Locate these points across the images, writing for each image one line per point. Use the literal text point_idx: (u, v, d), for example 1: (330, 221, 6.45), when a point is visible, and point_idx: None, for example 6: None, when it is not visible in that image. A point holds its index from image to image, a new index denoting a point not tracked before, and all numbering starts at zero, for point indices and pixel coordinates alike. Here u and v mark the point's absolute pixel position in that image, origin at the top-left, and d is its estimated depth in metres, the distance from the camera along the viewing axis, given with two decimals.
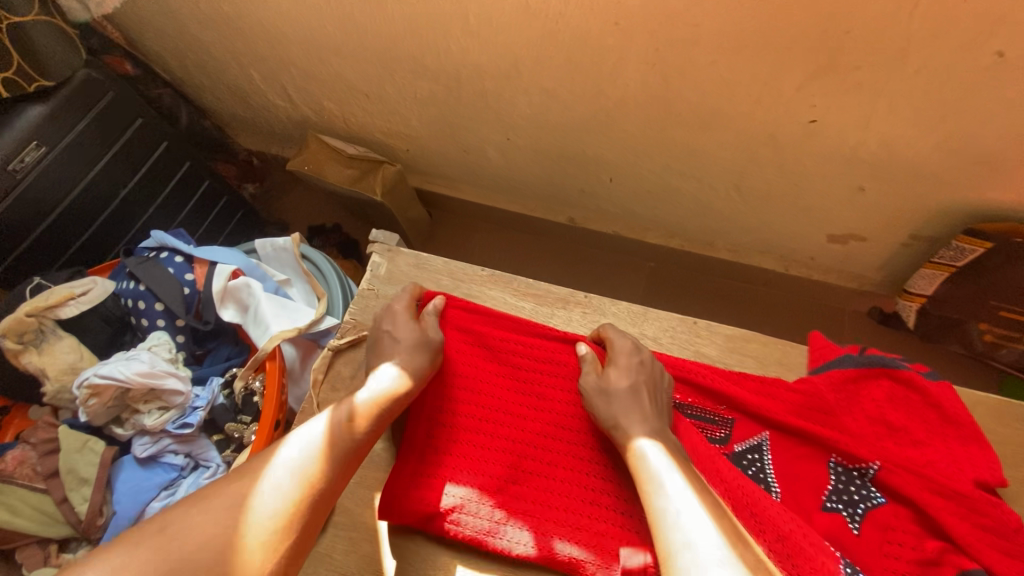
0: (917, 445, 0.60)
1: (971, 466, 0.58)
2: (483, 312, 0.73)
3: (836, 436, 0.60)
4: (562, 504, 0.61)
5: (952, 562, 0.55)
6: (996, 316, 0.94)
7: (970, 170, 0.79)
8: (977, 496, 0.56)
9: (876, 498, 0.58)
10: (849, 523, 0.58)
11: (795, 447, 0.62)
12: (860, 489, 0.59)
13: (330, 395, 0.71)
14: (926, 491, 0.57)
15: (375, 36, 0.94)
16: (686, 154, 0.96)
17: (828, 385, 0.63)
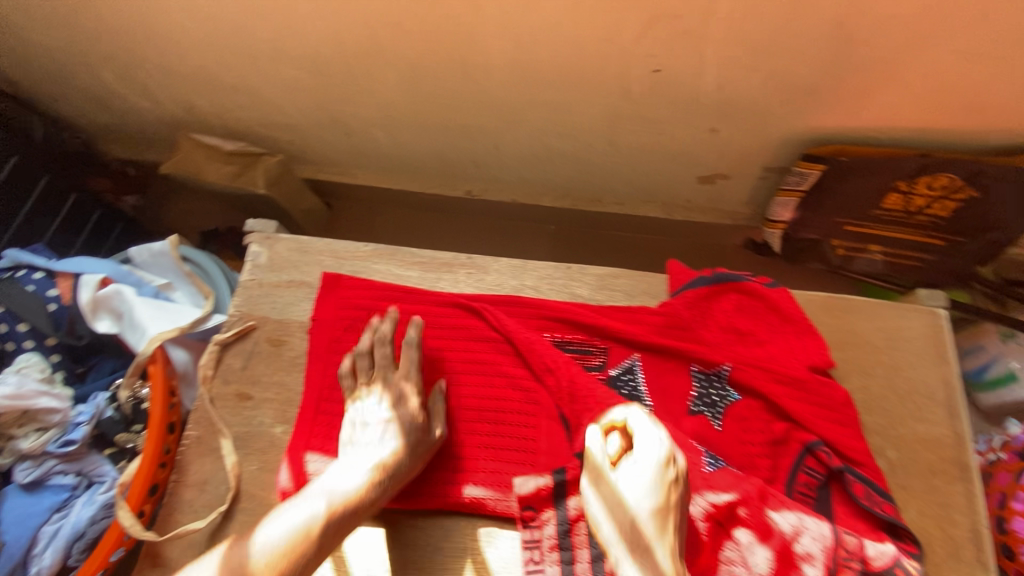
0: (760, 344, 0.69)
1: (805, 353, 0.67)
2: (370, 285, 0.74)
3: (693, 347, 0.68)
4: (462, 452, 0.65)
5: (796, 437, 0.64)
6: (843, 231, 1.07)
7: (795, 100, 0.88)
8: (807, 378, 0.66)
9: (731, 396, 0.66)
10: (712, 421, 0.65)
11: (662, 363, 0.69)
12: (719, 390, 0.66)
13: (223, 389, 0.71)
14: (770, 382, 0.65)
15: (227, 22, 0.91)
16: (557, 112, 1.00)
17: (683, 305, 0.71)
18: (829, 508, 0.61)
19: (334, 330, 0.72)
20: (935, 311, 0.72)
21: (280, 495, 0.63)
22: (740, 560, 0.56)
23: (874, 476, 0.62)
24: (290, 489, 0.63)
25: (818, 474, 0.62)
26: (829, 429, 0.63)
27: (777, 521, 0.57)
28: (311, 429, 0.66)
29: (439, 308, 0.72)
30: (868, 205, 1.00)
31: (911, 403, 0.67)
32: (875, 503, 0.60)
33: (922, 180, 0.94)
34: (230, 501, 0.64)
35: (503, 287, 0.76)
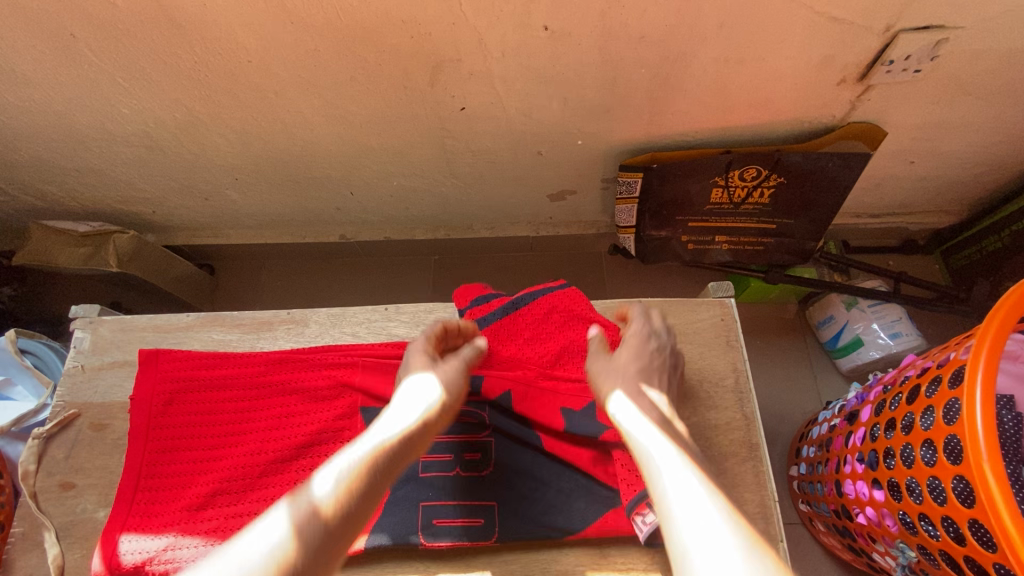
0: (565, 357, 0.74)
1: None
2: (190, 355, 0.75)
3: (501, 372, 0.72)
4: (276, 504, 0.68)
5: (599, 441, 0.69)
6: (686, 227, 1.13)
7: (598, 119, 0.93)
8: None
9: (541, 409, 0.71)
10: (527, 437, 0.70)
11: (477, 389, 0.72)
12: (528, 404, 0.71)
13: (46, 481, 0.71)
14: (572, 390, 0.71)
15: (42, 113, 0.93)
16: (391, 155, 1.04)
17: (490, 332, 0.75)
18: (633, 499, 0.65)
19: (151, 405, 0.72)
20: (723, 302, 0.77)
21: None
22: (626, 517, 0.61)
23: None
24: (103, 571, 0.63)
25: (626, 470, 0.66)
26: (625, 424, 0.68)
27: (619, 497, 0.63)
28: (129, 507, 0.67)
29: (258, 366, 0.75)
30: (696, 201, 1.07)
31: (702, 391, 0.72)
32: None
33: (734, 174, 1.00)
34: None
35: (323, 337, 0.78)
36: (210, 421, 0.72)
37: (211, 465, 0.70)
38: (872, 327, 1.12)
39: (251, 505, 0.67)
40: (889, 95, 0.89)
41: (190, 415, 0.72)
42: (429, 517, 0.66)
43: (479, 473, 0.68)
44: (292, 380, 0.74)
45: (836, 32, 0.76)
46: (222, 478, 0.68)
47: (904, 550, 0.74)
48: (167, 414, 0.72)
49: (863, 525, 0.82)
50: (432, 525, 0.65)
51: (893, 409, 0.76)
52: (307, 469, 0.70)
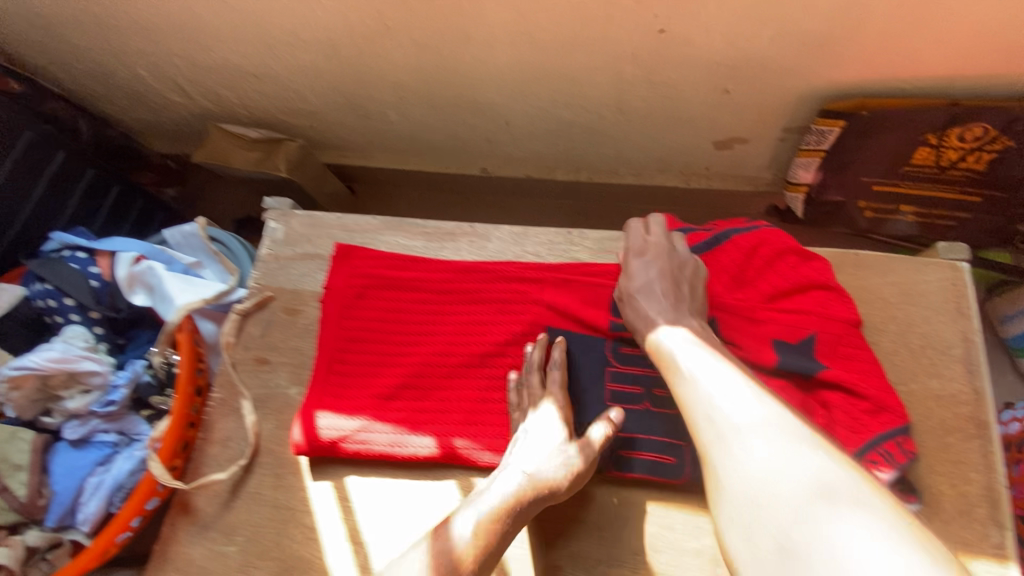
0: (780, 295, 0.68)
1: (829, 307, 0.66)
2: (380, 256, 0.77)
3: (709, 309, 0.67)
4: (459, 404, 0.68)
5: (815, 382, 0.62)
6: (870, 191, 1.02)
7: (810, 54, 0.84)
8: (826, 329, 0.65)
9: (754, 352, 0.64)
10: None
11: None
12: (734, 343, 0.65)
13: (244, 354, 0.75)
14: (789, 333, 0.65)
15: (243, 11, 0.96)
16: (564, 82, 1.00)
17: None
18: (863, 452, 0.59)
19: (344, 298, 0.75)
20: (953, 265, 0.69)
21: (295, 449, 0.67)
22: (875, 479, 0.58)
23: (897, 419, 0.60)
24: (303, 442, 0.67)
25: (857, 424, 0.60)
26: (849, 369, 0.63)
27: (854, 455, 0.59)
28: (324, 388, 0.70)
29: (443, 272, 0.75)
30: (895, 161, 0.96)
31: (924, 358, 0.65)
32: (902, 449, 0.60)
33: (953, 132, 0.89)
34: (250, 456, 0.69)
35: (504, 253, 0.77)
36: (398, 320, 0.73)
37: (398, 361, 0.71)
38: None
39: (436, 404, 0.68)
40: None
41: (379, 312, 0.74)
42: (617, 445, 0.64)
43: (674, 411, 0.66)
44: (477, 290, 0.73)
45: None
46: (409, 374, 0.70)
47: None
48: (359, 309, 0.74)
49: None
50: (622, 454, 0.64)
51: None
52: (491, 379, 0.69)
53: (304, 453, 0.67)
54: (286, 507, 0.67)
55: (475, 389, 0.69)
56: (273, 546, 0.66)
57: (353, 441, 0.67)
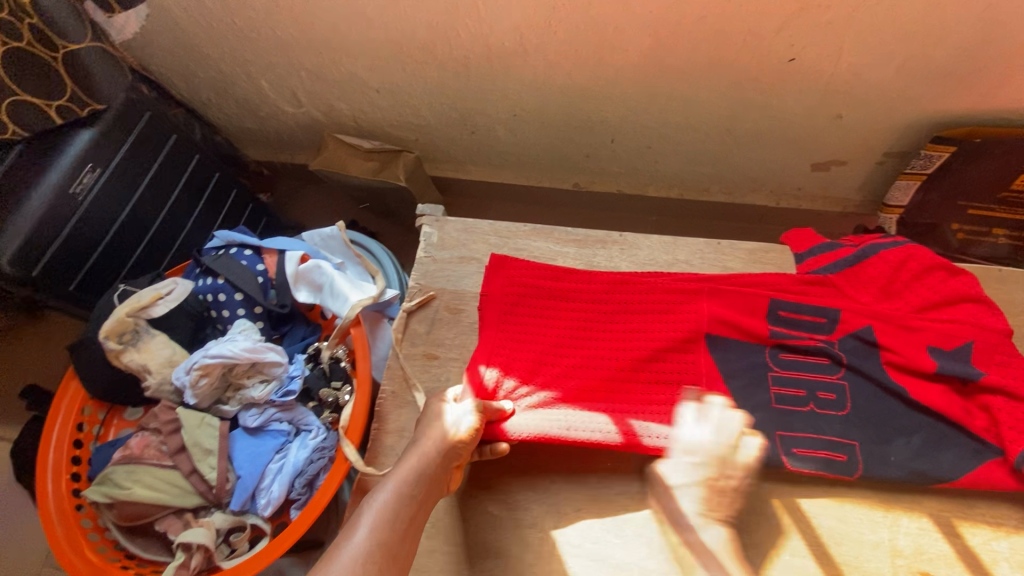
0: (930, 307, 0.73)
1: (978, 317, 0.71)
2: (533, 263, 0.82)
3: (864, 319, 0.72)
4: (625, 403, 0.70)
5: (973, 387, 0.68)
6: (965, 215, 1.08)
7: (931, 85, 0.91)
8: (980, 338, 0.70)
9: (914, 359, 0.69)
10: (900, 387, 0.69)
11: (825, 329, 0.73)
12: (892, 350, 0.70)
13: (412, 349, 0.79)
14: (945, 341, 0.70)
15: (386, 31, 1.02)
16: (680, 105, 1.06)
17: (839, 280, 0.76)
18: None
19: (503, 303, 0.78)
20: None
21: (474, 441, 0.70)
22: None
23: None
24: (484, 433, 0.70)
25: (1022, 424, 0.65)
26: (1006, 374, 0.68)
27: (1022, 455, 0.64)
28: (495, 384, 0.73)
29: (596, 282, 0.80)
30: (995, 186, 1.02)
31: None
32: None
33: None
34: None
35: (656, 262, 0.82)
36: (557, 322, 0.77)
37: (562, 360, 0.75)
38: None
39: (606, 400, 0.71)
40: None
41: (538, 315, 0.78)
42: (790, 447, 0.67)
43: (838, 412, 0.69)
44: (634, 297, 0.77)
45: None
46: (574, 372, 0.73)
47: None
48: (519, 310, 0.78)
49: None
50: (796, 454, 0.67)
51: None
52: (655, 380, 0.72)
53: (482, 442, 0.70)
54: (466, 495, 0.70)
55: (643, 387, 0.71)
56: (458, 532, 0.68)
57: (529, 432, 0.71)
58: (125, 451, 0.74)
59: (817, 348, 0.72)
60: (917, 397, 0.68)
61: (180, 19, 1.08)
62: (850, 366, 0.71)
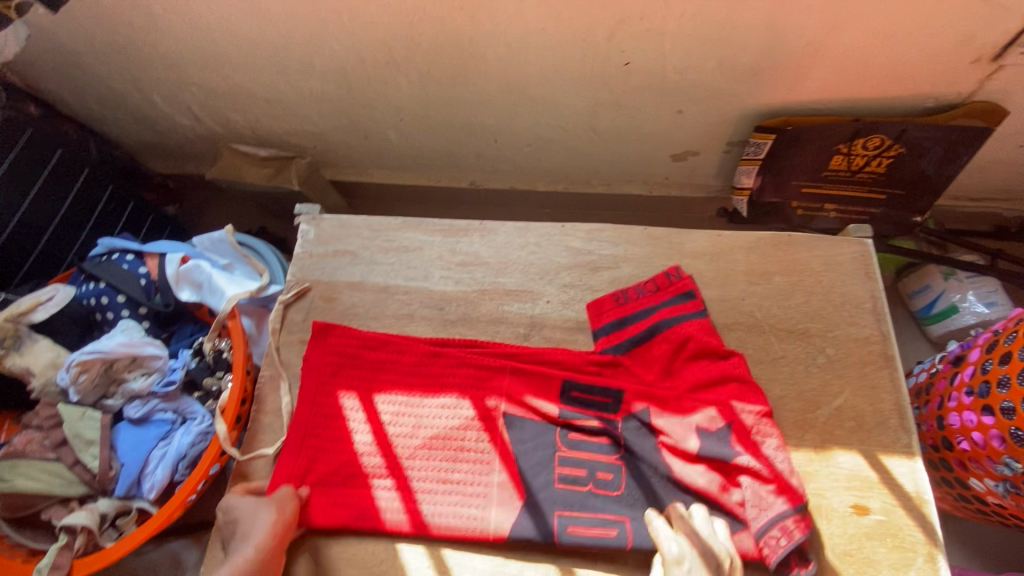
0: (710, 389, 0.77)
1: (746, 396, 0.75)
2: (353, 332, 0.84)
3: (644, 396, 0.77)
4: (417, 485, 0.74)
5: (730, 466, 0.72)
6: (800, 193, 1.24)
7: (745, 81, 1.05)
8: (740, 419, 0.74)
9: (675, 440, 0.74)
10: (662, 470, 0.73)
11: (610, 410, 0.77)
12: (660, 430, 0.75)
13: (289, 337, 0.87)
14: (710, 421, 0.74)
15: (266, 44, 1.09)
16: (545, 105, 1.18)
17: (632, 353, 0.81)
18: (766, 524, 0.68)
19: (321, 374, 0.82)
20: (862, 241, 0.88)
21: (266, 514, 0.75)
22: (776, 542, 0.67)
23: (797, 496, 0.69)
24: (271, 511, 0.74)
25: (763, 497, 0.70)
26: (758, 457, 0.72)
27: (757, 521, 0.69)
28: (292, 467, 0.77)
29: (411, 354, 0.82)
30: (817, 168, 1.18)
31: (844, 310, 0.83)
32: (796, 524, 0.68)
33: (858, 142, 1.11)
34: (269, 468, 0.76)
35: (510, 245, 0.92)
36: (364, 402, 0.80)
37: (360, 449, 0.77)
38: (968, 296, 1.20)
39: (398, 480, 0.75)
40: (1018, 75, 0.99)
41: (347, 405, 0.80)
42: (563, 524, 0.71)
43: (613, 493, 0.73)
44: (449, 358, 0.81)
45: (983, 12, 0.88)
46: (372, 457, 0.77)
47: (1009, 464, 0.84)
48: (329, 395, 0.81)
49: (964, 451, 0.93)
50: (567, 533, 0.70)
51: (1007, 344, 0.86)
52: (448, 458, 0.75)
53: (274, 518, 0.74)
54: None
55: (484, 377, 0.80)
56: None
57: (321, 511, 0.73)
58: (8, 447, 0.79)
59: (600, 429, 0.76)
60: (675, 470, 0.73)
61: (63, 39, 1.12)
62: (625, 448, 0.75)
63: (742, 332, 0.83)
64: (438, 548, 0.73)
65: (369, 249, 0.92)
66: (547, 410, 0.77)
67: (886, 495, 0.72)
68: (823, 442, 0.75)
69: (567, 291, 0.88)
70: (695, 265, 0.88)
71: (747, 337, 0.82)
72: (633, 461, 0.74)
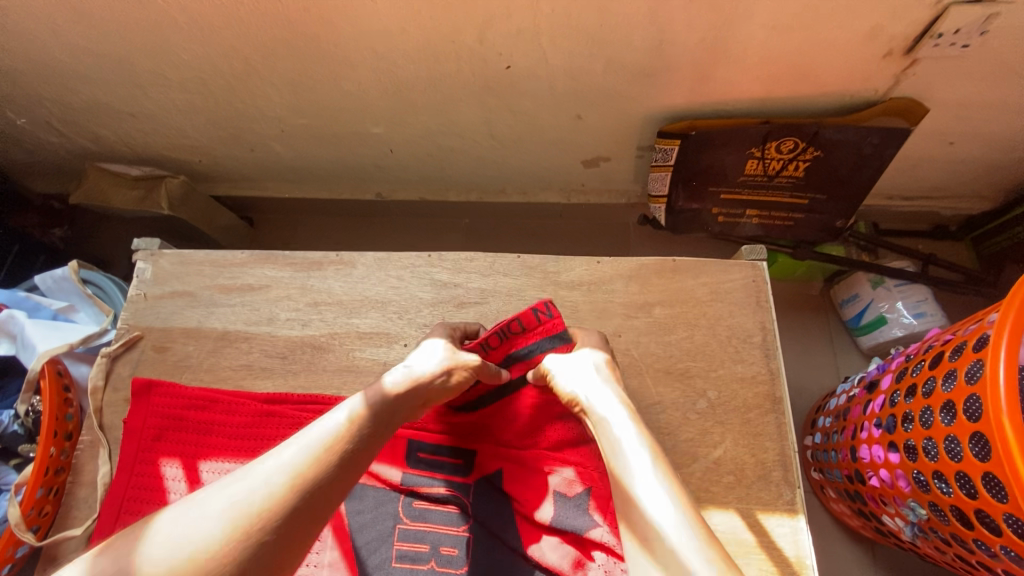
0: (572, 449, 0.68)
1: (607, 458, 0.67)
2: (181, 388, 0.74)
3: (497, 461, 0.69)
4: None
5: (587, 539, 0.63)
6: (719, 200, 1.15)
7: (641, 82, 0.95)
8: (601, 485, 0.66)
9: (530, 510, 0.65)
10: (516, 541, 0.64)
11: (461, 472, 0.70)
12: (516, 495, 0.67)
13: (114, 396, 0.77)
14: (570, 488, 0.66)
15: (107, 55, 0.97)
16: (433, 113, 1.07)
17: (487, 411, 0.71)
18: None
19: (143, 438, 0.72)
20: (754, 265, 0.79)
21: None
22: None
23: None
24: None
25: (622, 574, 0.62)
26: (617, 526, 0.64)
27: None
28: (105, 542, 0.68)
29: (244, 412, 0.72)
30: (732, 173, 1.08)
31: (730, 346, 0.74)
32: None
33: (772, 145, 1.02)
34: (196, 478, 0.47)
35: (370, 279, 0.82)
36: (190, 467, 0.71)
37: None
38: (897, 306, 1.12)
39: None
40: (936, 70, 0.89)
41: (170, 468, 0.71)
42: None
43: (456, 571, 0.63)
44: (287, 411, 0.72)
45: (887, 5, 0.77)
46: None
47: (914, 508, 0.77)
48: (151, 459, 0.71)
49: (875, 487, 0.85)
50: None
51: (914, 375, 0.78)
52: None
53: None
54: None
55: None
56: None
57: None
58: None
59: (447, 496, 0.68)
60: (528, 548, 0.63)
61: None
62: (474, 518, 0.66)
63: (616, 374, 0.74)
64: None
65: (210, 288, 0.82)
66: (391, 472, 0.69)
67: (764, 561, 0.64)
68: (698, 501, 0.67)
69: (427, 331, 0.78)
70: (570, 297, 0.79)
71: (621, 380, 0.73)
72: (483, 532, 0.65)
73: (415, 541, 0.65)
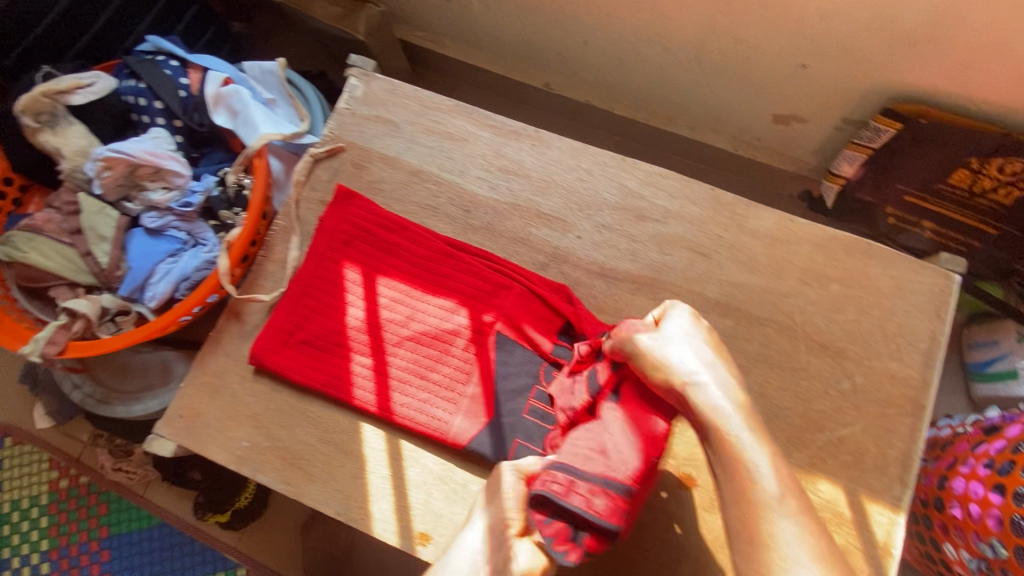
0: None
1: None
2: (376, 206, 0.81)
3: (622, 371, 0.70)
4: (393, 372, 0.75)
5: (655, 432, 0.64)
6: (901, 200, 1.09)
7: (892, 49, 0.88)
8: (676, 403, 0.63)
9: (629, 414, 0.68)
10: None
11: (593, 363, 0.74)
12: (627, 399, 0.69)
13: (310, 194, 0.84)
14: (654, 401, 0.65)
15: None
16: (651, 13, 1.02)
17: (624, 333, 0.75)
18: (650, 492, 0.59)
19: (335, 238, 0.79)
20: (948, 275, 0.76)
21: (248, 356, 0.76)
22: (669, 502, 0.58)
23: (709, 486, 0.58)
24: (254, 352, 0.75)
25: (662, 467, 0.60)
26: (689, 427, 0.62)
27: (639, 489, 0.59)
28: (285, 315, 0.77)
29: (428, 246, 0.79)
30: (934, 175, 1.01)
31: (893, 343, 0.74)
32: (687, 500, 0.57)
33: (995, 162, 0.94)
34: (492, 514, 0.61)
35: (560, 164, 0.83)
36: (371, 276, 0.79)
37: (356, 318, 0.77)
38: None
39: (383, 360, 0.75)
40: None
41: (352, 272, 0.79)
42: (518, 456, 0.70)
43: None
44: (465, 259, 0.78)
45: None
46: (365, 331, 0.76)
47: (996, 546, 0.79)
48: (337, 260, 0.79)
49: (954, 517, 0.87)
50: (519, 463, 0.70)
51: None
52: (433, 357, 0.75)
53: (255, 364, 0.76)
54: None
55: (488, 300, 0.77)
56: None
57: (302, 367, 0.75)
58: (28, 221, 0.82)
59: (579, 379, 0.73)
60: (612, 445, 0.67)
61: None
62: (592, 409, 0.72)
63: (771, 331, 0.75)
64: (397, 438, 0.74)
65: (413, 125, 0.86)
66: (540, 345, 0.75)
67: (851, 535, 0.69)
68: (811, 466, 0.71)
69: (602, 231, 0.80)
70: (750, 244, 0.79)
71: (775, 338, 0.75)
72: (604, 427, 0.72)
73: (547, 404, 0.73)
